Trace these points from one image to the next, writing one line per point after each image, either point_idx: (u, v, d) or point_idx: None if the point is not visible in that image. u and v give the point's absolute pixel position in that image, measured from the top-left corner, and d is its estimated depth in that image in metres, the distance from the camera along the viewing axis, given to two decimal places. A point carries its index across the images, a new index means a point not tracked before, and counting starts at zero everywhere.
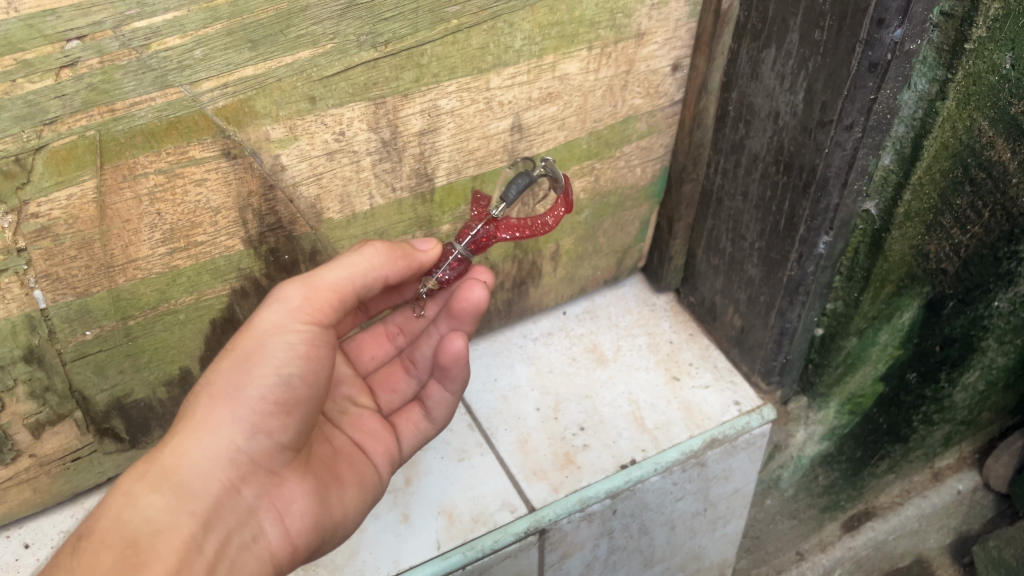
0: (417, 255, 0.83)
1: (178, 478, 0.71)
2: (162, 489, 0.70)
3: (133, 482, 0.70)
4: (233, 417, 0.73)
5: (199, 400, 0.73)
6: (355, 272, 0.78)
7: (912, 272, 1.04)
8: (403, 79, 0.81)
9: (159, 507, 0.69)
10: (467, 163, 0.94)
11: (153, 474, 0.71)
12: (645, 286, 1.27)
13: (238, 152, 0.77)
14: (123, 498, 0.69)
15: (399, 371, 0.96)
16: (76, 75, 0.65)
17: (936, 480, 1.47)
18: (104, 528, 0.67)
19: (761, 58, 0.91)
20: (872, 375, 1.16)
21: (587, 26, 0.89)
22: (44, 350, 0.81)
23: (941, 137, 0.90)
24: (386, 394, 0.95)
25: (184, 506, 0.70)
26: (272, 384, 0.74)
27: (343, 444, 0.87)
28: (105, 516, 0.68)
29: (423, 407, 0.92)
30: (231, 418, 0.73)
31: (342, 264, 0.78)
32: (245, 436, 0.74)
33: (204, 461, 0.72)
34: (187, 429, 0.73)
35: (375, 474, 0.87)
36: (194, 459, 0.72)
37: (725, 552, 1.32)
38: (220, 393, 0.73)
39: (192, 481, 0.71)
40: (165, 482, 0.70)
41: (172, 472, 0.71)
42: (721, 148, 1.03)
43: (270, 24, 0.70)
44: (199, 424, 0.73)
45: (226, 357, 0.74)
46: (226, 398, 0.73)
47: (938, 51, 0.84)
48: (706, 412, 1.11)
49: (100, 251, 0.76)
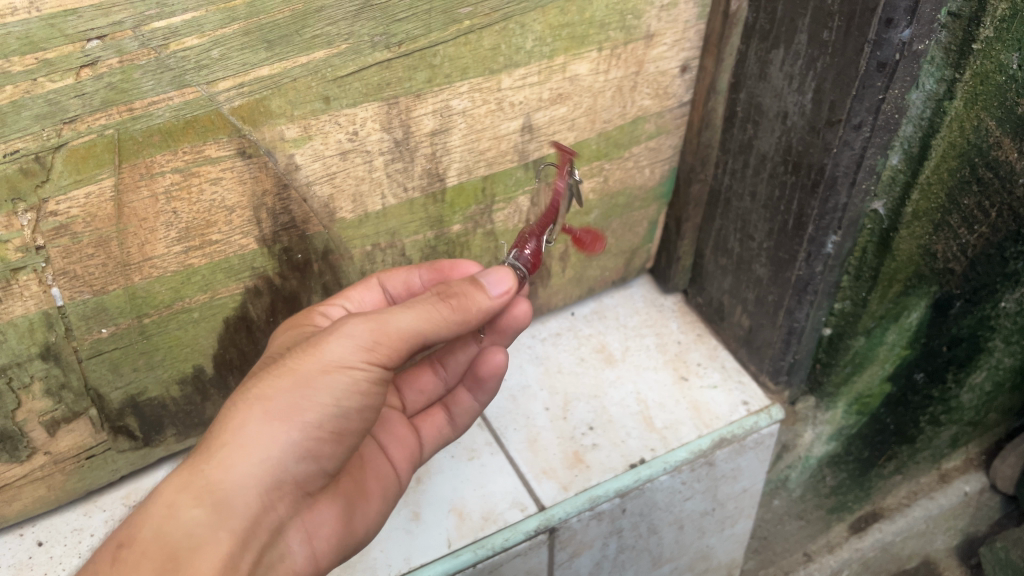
0: (489, 303, 0.76)
1: (221, 493, 0.68)
2: (204, 502, 0.67)
3: (173, 488, 0.67)
4: (282, 439, 0.70)
5: (252, 416, 0.69)
6: (430, 324, 0.73)
7: (920, 271, 1.04)
8: (416, 80, 0.82)
9: (199, 523, 0.66)
10: (478, 164, 0.94)
11: (194, 484, 0.67)
12: (652, 287, 1.28)
13: (253, 151, 0.78)
14: (166, 508, 0.66)
15: (427, 372, 0.94)
16: (96, 74, 0.66)
17: (943, 481, 1.47)
18: (146, 541, 0.65)
19: (769, 59, 0.92)
20: (880, 375, 1.17)
21: (597, 27, 0.90)
22: (61, 347, 0.81)
23: (948, 137, 0.91)
24: (413, 393, 0.94)
25: (224, 523, 0.67)
26: (330, 415, 0.71)
27: (371, 450, 0.86)
28: (148, 525, 0.66)
29: (449, 412, 0.93)
30: (280, 442, 0.70)
31: (420, 314, 0.72)
32: (293, 459, 0.71)
33: (248, 478, 0.69)
34: (234, 445, 0.69)
35: (398, 483, 0.87)
36: (239, 475, 0.68)
37: (733, 552, 1.32)
38: (275, 415, 0.69)
39: (234, 498, 0.68)
40: (208, 495, 0.67)
41: (216, 486, 0.68)
42: (729, 148, 1.04)
43: (286, 24, 0.71)
44: (248, 440, 0.69)
45: (285, 375, 0.70)
46: (278, 418, 0.69)
47: (946, 51, 0.85)
48: (714, 411, 1.11)
49: (117, 249, 0.77)
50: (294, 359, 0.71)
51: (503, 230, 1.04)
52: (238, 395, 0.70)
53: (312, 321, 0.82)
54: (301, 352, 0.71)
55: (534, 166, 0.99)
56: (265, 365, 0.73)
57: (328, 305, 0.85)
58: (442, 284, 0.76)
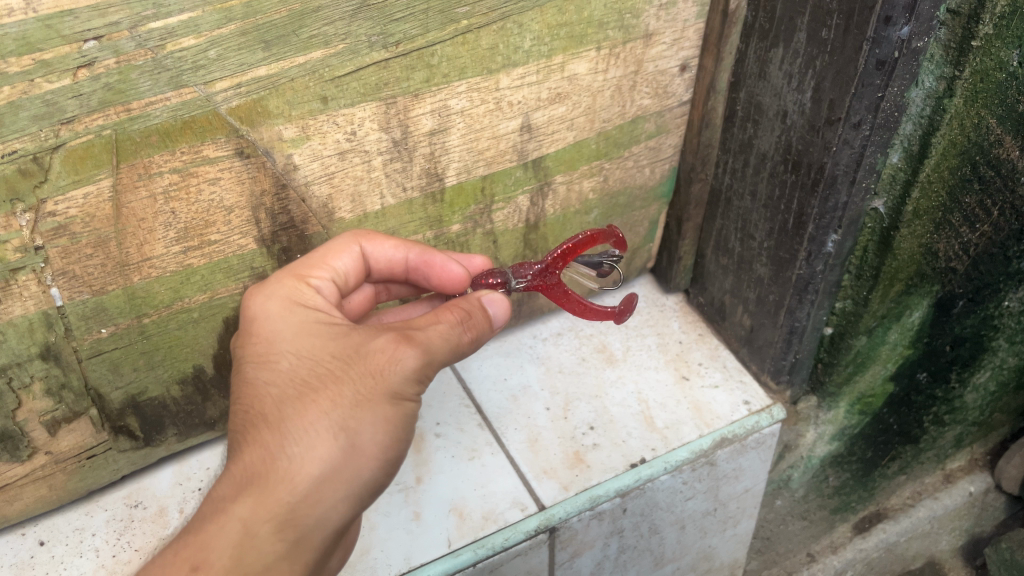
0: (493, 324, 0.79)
1: (303, 525, 0.66)
2: (286, 535, 0.65)
3: (251, 516, 0.64)
4: (357, 473, 0.68)
5: (331, 447, 0.67)
6: (459, 353, 0.75)
7: (921, 270, 1.04)
8: (414, 79, 0.82)
9: (279, 555, 0.65)
10: (477, 163, 0.94)
11: (274, 515, 0.65)
12: (654, 287, 1.28)
13: (251, 151, 0.78)
14: (245, 539, 0.63)
15: None
16: (92, 75, 0.66)
17: (948, 481, 1.47)
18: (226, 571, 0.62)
19: (769, 57, 0.92)
20: (883, 375, 1.16)
21: (595, 27, 0.90)
22: (61, 347, 0.82)
23: (949, 136, 0.90)
24: None
25: (300, 555, 0.66)
26: (396, 445, 0.71)
27: None
28: (227, 556, 0.62)
29: None
30: (356, 476, 0.68)
31: (455, 347, 0.74)
32: (365, 491, 0.70)
33: (329, 513, 0.67)
34: (312, 475, 0.66)
35: None
36: (322, 510, 0.67)
37: (736, 552, 1.32)
38: (353, 448, 0.68)
39: (314, 530, 0.67)
40: (288, 528, 0.65)
41: (298, 519, 0.66)
42: (729, 147, 1.04)
43: (282, 24, 0.71)
44: (330, 474, 0.67)
45: (358, 406, 0.68)
46: (356, 454, 0.68)
47: (945, 48, 0.85)
48: (716, 411, 1.11)
49: (115, 250, 0.78)
50: (365, 388, 0.68)
51: (503, 229, 1.04)
52: (309, 421, 0.67)
53: (306, 296, 0.77)
54: (366, 377, 0.69)
55: (533, 165, 0.99)
56: (322, 379, 0.68)
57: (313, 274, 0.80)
58: (460, 304, 0.76)
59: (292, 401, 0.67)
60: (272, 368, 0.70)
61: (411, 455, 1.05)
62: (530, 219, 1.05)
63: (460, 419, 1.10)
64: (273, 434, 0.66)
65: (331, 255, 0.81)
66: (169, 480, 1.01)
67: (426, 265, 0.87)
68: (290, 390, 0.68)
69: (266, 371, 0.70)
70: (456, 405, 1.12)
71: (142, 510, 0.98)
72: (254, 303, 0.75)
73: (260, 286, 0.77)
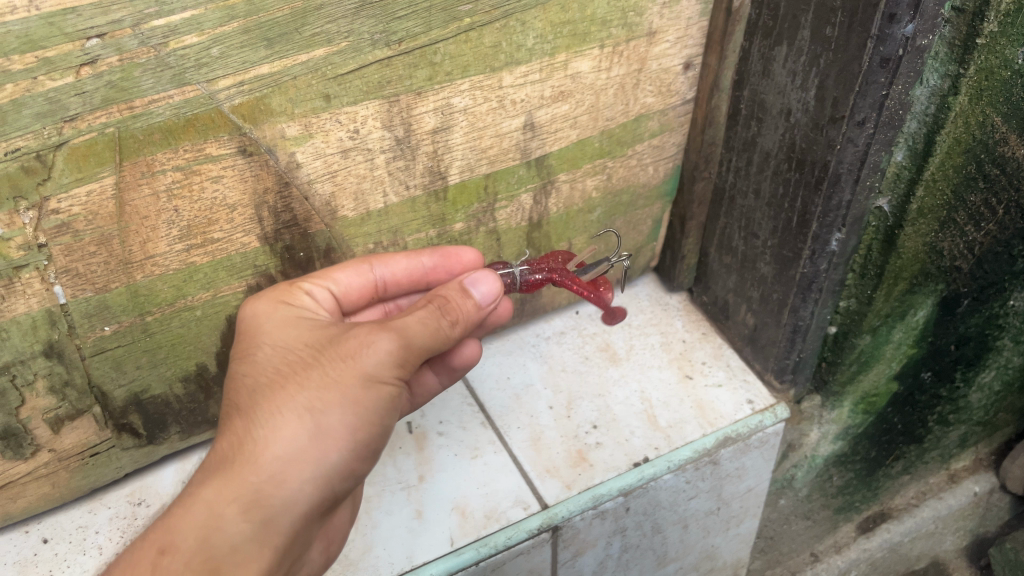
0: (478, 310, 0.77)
1: (269, 509, 0.66)
2: (252, 518, 0.65)
3: (216, 497, 0.65)
4: (325, 457, 0.68)
5: (298, 429, 0.67)
6: (441, 339, 0.74)
7: (926, 269, 1.03)
8: (416, 77, 0.82)
9: (246, 536, 0.65)
10: (480, 162, 0.94)
11: (240, 496, 0.65)
12: (657, 286, 1.28)
13: (254, 149, 0.78)
14: (209, 518, 0.64)
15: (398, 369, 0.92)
16: (96, 72, 0.66)
17: (952, 481, 1.46)
18: (189, 550, 0.63)
19: (773, 56, 0.92)
20: (887, 374, 1.16)
21: (599, 25, 0.90)
22: (64, 344, 0.82)
23: (954, 134, 0.90)
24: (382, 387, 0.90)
25: (268, 538, 0.66)
26: (368, 430, 0.71)
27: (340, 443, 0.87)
28: (191, 535, 0.63)
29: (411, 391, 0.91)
30: (324, 461, 0.68)
31: (434, 331, 0.72)
32: (336, 477, 0.70)
33: (296, 497, 0.67)
34: (278, 456, 0.66)
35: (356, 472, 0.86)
36: (288, 493, 0.67)
37: (739, 551, 1.32)
38: (321, 430, 0.68)
39: (281, 514, 0.67)
40: (254, 511, 0.65)
41: (264, 502, 0.66)
42: (733, 146, 1.04)
43: (285, 22, 0.71)
44: (297, 458, 0.67)
45: (326, 390, 0.68)
46: (325, 438, 0.68)
47: (950, 46, 0.84)
48: (719, 410, 1.11)
49: (118, 248, 0.78)
50: (332, 373, 0.68)
51: (506, 228, 1.04)
52: (276, 406, 0.67)
53: (295, 297, 0.79)
54: (336, 363, 0.69)
55: (537, 164, 0.99)
56: (292, 367, 0.70)
57: (309, 282, 0.82)
58: (439, 291, 0.75)
59: (262, 389, 0.69)
60: (250, 360, 0.72)
61: (414, 454, 1.05)
62: (533, 218, 1.05)
63: (462, 417, 1.10)
64: (243, 420, 0.68)
65: (337, 268, 0.84)
66: (172, 478, 1.01)
67: (445, 262, 0.89)
68: (263, 379, 0.70)
69: (245, 364, 0.72)
70: (459, 404, 1.12)
71: (145, 508, 0.98)
72: (245, 307, 0.78)
73: (254, 295, 0.80)
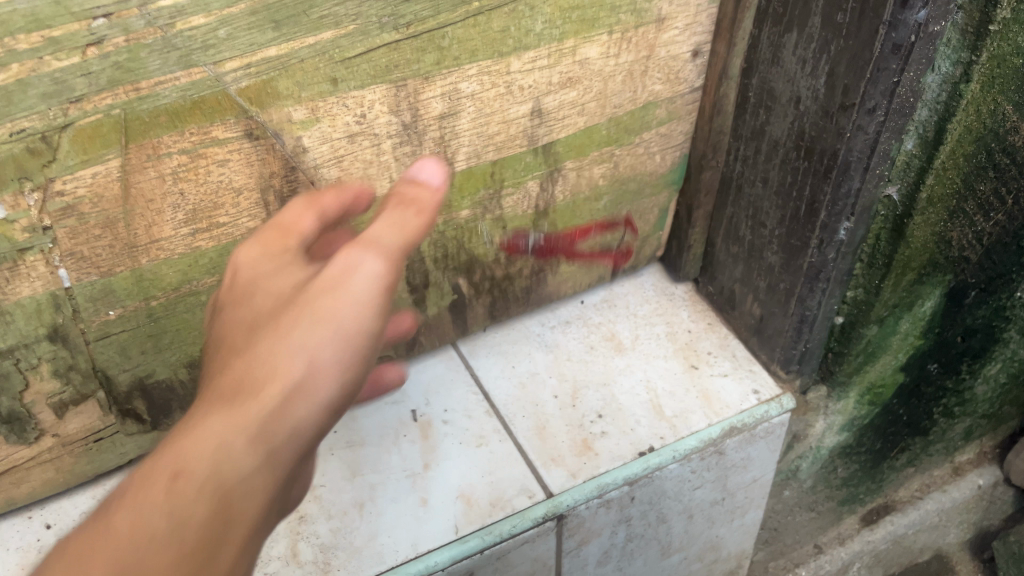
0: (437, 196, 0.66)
1: (278, 429, 0.56)
2: (261, 438, 0.55)
3: (218, 426, 0.55)
4: (335, 371, 0.58)
5: (305, 342, 0.57)
6: (420, 233, 0.63)
7: (934, 260, 1.02)
8: (424, 62, 0.82)
9: (254, 465, 0.55)
10: (487, 148, 0.94)
11: (243, 423, 0.55)
12: (663, 276, 1.27)
13: (260, 133, 0.78)
14: (212, 444, 0.54)
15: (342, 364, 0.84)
16: (102, 53, 0.66)
17: (956, 474, 1.46)
18: (201, 477, 0.53)
19: (783, 43, 0.91)
20: (893, 365, 1.15)
21: (607, 10, 0.89)
22: (69, 328, 0.81)
23: (965, 122, 0.89)
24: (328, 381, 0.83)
25: (275, 463, 0.56)
26: (382, 338, 0.61)
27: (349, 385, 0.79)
28: (200, 462, 0.53)
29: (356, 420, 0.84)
30: (332, 375, 0.58)
31: (408, 230, 0.62)
32: (345, 396, 0.59)
33: (309, 415, 0.57)
34: (291, 376, 0.57)
35: None
36: (301, 411, 0.57)
37: (743, 542, 1.32)
38: (342, 335, 0.58)
39: (292, 436, 0.56)
40: (262, 433, 0.55)
41: (272, 424, 0.55)
42: (741, 134, 1.03)
43: (292, 4, 0.71)
44: (307, 371, 0.57)
45: (326, 299, 0.58)
46: (336, 345, 0.58)
47: (962, 33, 0.83)
48: (725, 400, 1.10)
49: (123, 231, 0.77)
50: (331, 281, 0.59)
51: (512, 216, 1.03)
52: (283, 322, 0.58)
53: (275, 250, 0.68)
54: (333, 271, 0.60)
55: (544, 151, 0.98)
56: (291, 292, 0.61)
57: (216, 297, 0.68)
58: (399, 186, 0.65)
59: (262, 322, 0.60)
60: (248, 302, 0.63)
61: (419, 441, 1.05)
62: (539, 206, 1.05)
63: (467, 405, 1.09)
64: (241, 354, 0.59)
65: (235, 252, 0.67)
66: None
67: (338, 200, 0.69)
68: (261, 315, 0.61)
69: (240, 310, 0.63)
70: (464, 392, 1.11)
71: None
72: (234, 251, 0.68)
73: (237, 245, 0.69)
